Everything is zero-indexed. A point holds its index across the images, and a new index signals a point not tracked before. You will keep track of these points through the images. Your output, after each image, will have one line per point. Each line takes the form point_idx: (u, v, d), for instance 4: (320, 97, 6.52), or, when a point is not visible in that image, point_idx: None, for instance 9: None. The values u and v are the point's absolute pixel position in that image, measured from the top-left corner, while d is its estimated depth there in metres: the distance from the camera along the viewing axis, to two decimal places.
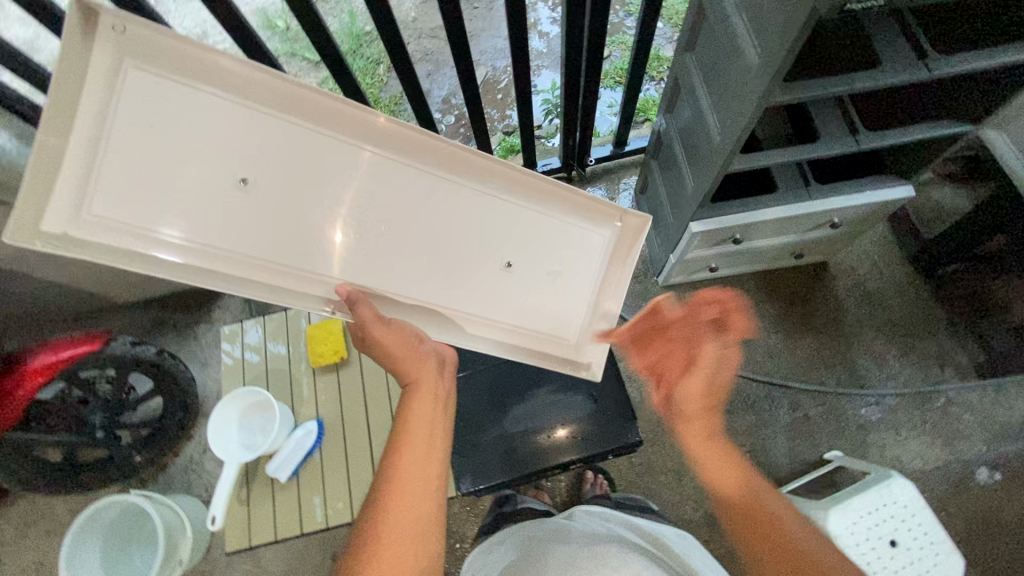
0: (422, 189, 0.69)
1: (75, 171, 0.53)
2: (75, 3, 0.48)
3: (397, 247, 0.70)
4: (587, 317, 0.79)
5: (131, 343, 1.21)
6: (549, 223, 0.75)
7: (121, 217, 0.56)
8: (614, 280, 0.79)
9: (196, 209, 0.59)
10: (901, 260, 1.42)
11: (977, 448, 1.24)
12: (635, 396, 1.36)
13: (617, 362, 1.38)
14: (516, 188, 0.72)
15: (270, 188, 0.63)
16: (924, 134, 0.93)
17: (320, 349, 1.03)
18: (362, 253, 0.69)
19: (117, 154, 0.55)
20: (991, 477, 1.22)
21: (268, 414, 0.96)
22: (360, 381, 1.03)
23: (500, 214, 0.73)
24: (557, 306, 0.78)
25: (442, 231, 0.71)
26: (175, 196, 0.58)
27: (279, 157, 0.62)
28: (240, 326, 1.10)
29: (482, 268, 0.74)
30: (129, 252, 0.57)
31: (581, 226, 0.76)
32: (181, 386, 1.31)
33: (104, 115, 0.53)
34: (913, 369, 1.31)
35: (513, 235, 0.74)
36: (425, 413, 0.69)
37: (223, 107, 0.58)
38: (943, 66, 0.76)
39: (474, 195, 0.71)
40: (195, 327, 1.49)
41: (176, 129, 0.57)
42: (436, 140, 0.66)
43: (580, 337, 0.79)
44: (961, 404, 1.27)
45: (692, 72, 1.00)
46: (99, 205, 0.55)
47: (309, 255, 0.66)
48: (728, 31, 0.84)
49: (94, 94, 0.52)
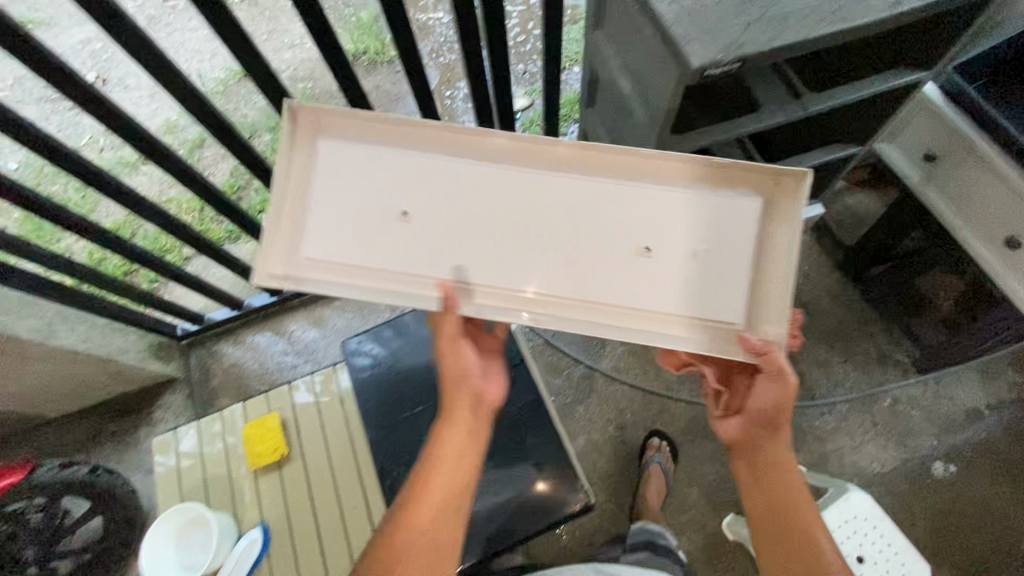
0: (552, 189, 0.63)
1: (293, 225, 0.64)
2: (286, 105, 0.61)
3: (530, 253, 0.64)
4: (769, 306, 0.61)
5: (59, 467, 1.20)
6: (695, 201, 0.62)
7: (326, 257, 0.64)
8: (787, 243, 0.61)
9: (365, 244, 0.64)
10: (829, 267, 1.47)
11: (928, 443, 1.27)
12: (597, 439, 1.35)
13: (574, 407, 1.37)
14: (653, 172, 0.62)
15: (428, 218, 0.64)
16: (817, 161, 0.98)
17: (259, 448, 0.98)
18: (501, 262, 0.64)
19: (316, 206, 0.64)
20: (947, 470, 1.25)
21: (207, 528, 0.93)
22: (304, 477, 0.98)
23: (640, 198, 0.62)
24: (725, 300, 0.62)
25: (583, 226, 0.63)
26: (346, 236, 0.64)
27: (438, 192, 0.64)
28: (173, 432, 1.02)
29: (624, 258, 0.63)
30: (313, 288, 0.64)
31: (734, 197, 0.61)
32: (119, 501, 1.23)
33: (310, 178, 0.64)
34: (858, 374, 1.35)
35: (653, 216, 0.63)
36: (456, 453, 0.67)
37: (379, 155, 0.63)
38: (814, 104, 0.81)
39: (563, 177, 0.63)
40: (135, 433, 1.42)
41: (358, 179, 0.64)
42: (549, 141, 0.62)
43: (747, 319, 0.62)
44: (907, 402, 1.31)
45: (597, 127, 1.04)
46: (309, 249, 0.64)
47: (460, 271, 0.64)
48: (617, 91, 0.88)
49: (303, 165, 0.63)
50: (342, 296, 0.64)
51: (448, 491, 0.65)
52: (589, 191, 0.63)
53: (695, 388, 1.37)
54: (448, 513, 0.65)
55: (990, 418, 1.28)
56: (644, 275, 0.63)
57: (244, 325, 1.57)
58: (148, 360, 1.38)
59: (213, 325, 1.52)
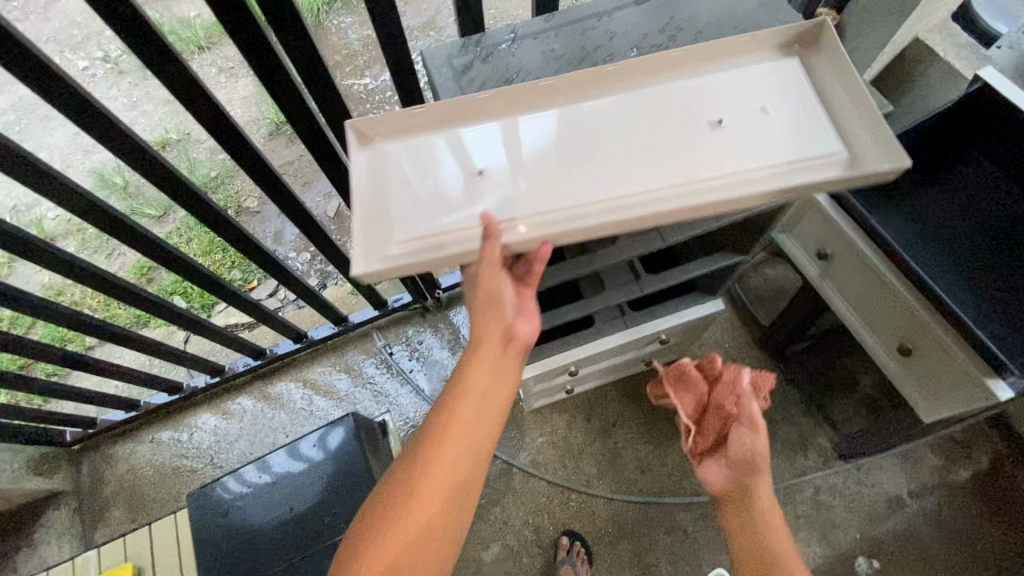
0: (612, 115, 0.66)
1: (369, 221, 0.63)
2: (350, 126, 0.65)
3: (625, 159, 0.64)
4: (854, 132, 0.63)
5: None
6: (739, 83, 0.67)
7: (415, 236, 0.61)
8: (853, 92, 0.64)
9: (453, 207, 0.63)
10: (751, 344, 1.43)
11: (850, 537, 1.22)
12: (512, 542, 1.27)
13: (489, 507, 1.31)
14: (692, 71, 0.68)
15: (507, 160, 0.65)
16: (700, 271, 0.96)
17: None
18: (575, 178, 0.63)
19: (396, 196, 0.64)
20: (870, 566, 1.20)
21: None
22: None
23: (694, 103, 0.66)
24: (826, 143, 0.62)
25: (663, 132, 0.65)
26: (438, 203, 0.63)
27: (522, 129, 0.66)
28: None
29: (706, 138, 0.64)
30: (430, 257, 0.61)
31: (764, 64, 0.68)
32: None
33: (380, 178, 0.65)
34: (779, 461, 1.30)
35: (715, 100, 0.66)
36: (489, 402, 0.65)
37: (444, 129, 0.67)
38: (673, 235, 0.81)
39: (604, 104, 0.67)
40: (16, 554, 1.33)
41: (432, 160, 0.66)
42: (586, 72, 0.66)
43: (854, 144, 0.62)
44: (828, 491, 1.27)
45: None
46: (398, 238, 0.61)
47: (562, 190, 0.63)
48: None
49: (371, 170, 0.65)
50: (445, 255, 0.61)
51: (456, 445, 0.63)
52: (677, 96, 0.67)
53: (614, 482, 1.31)
54: (464, 464, 0.63)
55: (913, 507, 1.24)
56: (736, 140, 0.63)
57: (145, 423, 1.48)
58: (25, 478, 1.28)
59: (106, 428, 1.43)
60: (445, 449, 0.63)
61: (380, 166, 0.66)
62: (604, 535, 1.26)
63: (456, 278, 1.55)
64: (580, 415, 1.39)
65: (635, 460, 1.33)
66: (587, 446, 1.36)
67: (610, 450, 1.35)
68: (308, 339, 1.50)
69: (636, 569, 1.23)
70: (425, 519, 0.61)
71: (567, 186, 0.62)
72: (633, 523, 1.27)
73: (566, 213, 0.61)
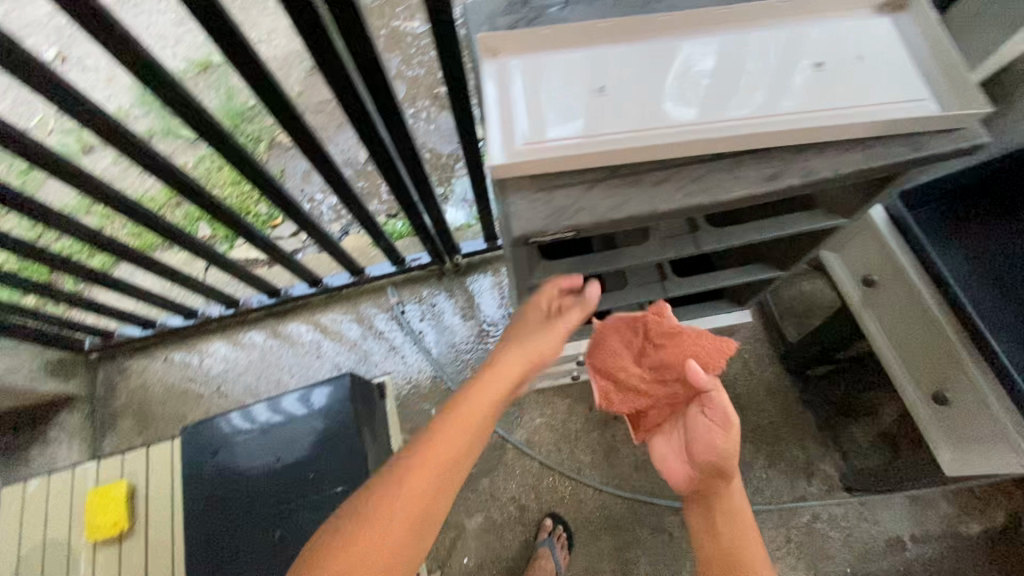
0: (719, 49, 0.61)
1: (495, 124, 0.56)
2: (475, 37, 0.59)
3: (739, 92, 0.58)
4: (949, 84, 0.58)
5: None
6: (842, 35, 0.61)
7: (543, 138, 0.55)
8: (934, 43, 0.60)
9: (575, 112, 0.57)
10: (772, 359, 1.37)
11: (841, 570, 1.19)
12: (496, 516, 1.28)
13: (478, 479, 1.31)
14: (786, 19, 0.62)
15: (625, 77, 0.59)
16: (734, 281, 0.90)
17: (99, 520, 0.92)
18: (697, 102, 0.57)
19: (516, 104, 0.58)
20: None
21: None
22: (144, 553, 0.92)
23: (793, 49, 0.60)
24: (921, 99, 0.57)
25: (769, 69, 0.59)
26: (566, 111, 0.57)
27: (639, 54, 0.60)
28: (24, 484, 0.98)
29: (812, 80, 0.58)
30: (567, 153, 0.54)
31: (858, 21, 0.62)
32: None
33: (498, 87, 0.59)
34: (779, 481, 1.27)
35: (817, 43, 0.61)
36: (466, 430, 0.66)
37: (557, 46, 0.61)
38: (710, 244, 0.74)
39: (713, 41, 0.61)
40: (29, 449, 1.39)
41: (551, 75, 0.60)
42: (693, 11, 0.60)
43: (948, 93, 0.58)
44: (826, 521, 1.23)
45: None
46: (521, 139, 0.55)
47: (690, 109, 0.56)
48: None
49: (490, 81, 0.59)
50: (582, 150, 0.54)
51: (431, 472, 0.63)
52: (782, 38, 0.61)
53: (607, 474, 1.30)
54: (436, 486, 0.63)
55: (913, 552, 1.19)
56: (875, 80, 0.58)
57: (161, 342, 1.53)
58: (42, 378, 1.33)
59: (123, 341, 1.47)
60: (415, 471, 0.62)
61: (509, 83, 0.59)
62: (588, 525, 1.26)
63: (478, 246, 1.51)
64: (583, 402, 1.37)
65: (631, 457, 1.31)
66: (585, 434, 1.34)
67: (607, 442, 1.33)
68: (323, 286, 1.49)
69: (616, 564, 1.23)
70: (380, 551, 0.59)
71: (701, 102, 0.57)
72: (620, 518, 1.26)
73: (676, 125, 0.55)
